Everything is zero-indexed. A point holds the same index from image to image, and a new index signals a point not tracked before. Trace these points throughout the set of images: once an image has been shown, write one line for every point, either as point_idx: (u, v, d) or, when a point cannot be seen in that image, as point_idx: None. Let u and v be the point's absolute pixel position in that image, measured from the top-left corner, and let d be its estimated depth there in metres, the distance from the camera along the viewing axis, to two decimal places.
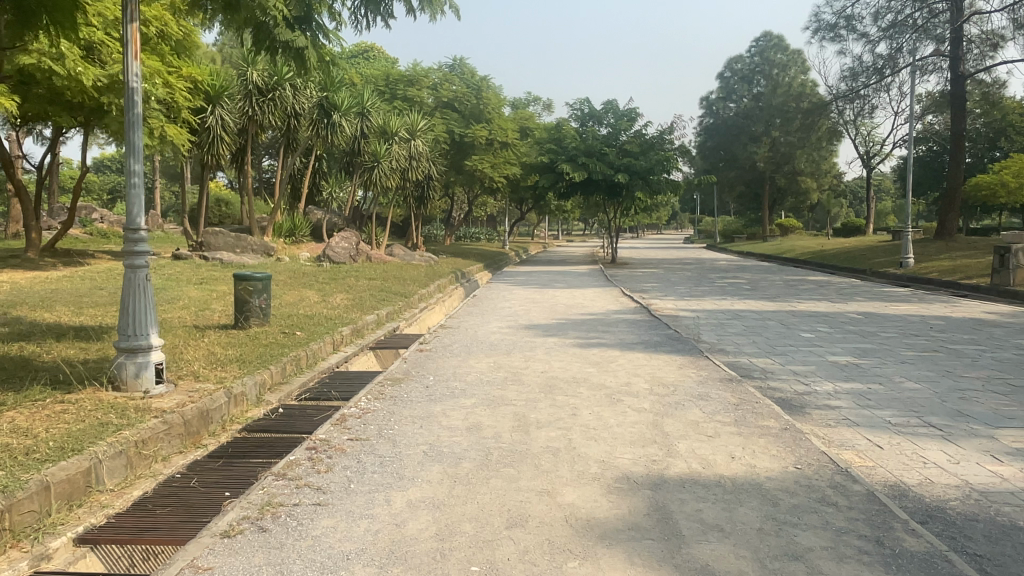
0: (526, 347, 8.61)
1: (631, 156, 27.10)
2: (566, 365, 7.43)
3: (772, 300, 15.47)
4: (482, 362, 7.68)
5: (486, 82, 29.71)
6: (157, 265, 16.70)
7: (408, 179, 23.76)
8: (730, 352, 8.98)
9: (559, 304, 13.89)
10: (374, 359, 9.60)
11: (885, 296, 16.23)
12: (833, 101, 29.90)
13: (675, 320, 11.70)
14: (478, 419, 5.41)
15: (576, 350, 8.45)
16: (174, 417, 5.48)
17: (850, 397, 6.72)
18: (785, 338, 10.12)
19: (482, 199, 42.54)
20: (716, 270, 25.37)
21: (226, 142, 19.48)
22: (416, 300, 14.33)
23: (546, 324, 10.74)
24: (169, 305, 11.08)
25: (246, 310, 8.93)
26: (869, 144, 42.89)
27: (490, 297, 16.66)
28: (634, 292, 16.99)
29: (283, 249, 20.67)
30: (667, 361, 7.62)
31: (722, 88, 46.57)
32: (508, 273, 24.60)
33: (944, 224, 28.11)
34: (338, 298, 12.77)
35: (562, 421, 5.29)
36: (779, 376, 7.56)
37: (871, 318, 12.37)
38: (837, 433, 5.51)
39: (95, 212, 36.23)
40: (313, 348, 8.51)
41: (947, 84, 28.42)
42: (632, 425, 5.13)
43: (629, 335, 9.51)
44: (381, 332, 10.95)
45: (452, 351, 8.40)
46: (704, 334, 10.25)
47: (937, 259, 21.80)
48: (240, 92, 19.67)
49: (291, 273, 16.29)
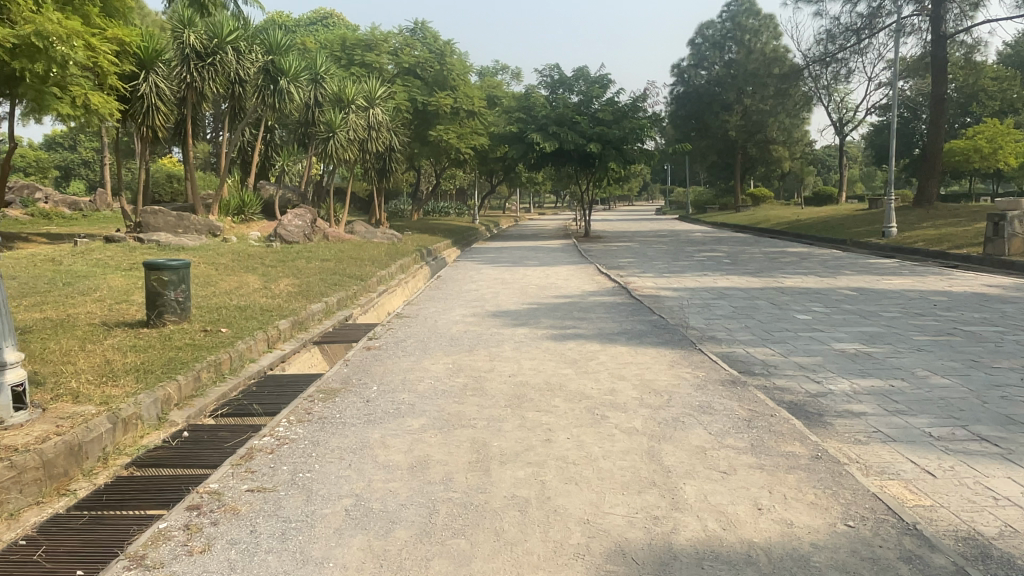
0: (490, 342, 7.40)
1: (604, 125, 25.83)
2: (537, 366, 6.27)
3: (758, 275, 14.46)
4: (439, 363, 6.46)
5: (450, 47, 28.01)
6: (86, 249, 15.15)
7: (368, 151, 22.23)
8: (722, 340, 7.89)
9: (530, 286, 12.68)
10: (317, 357, 8.37)
11: (873, 269, 15.35)
12: (809, 65, 28.93)
13: (657, 302, 10.60)
14: (424, 450, 4.22)
15: (550, 344, 7.26)
16: (27, 457, 4.18)
17: (874, 399, 5.66)
18: (780, 321, 9.09)
19: (450, 173, 41.03)
20: (693, 243, 24.40)
21: (163, 112, 17.67)
22: (374, 283, 13.04)
23: (515, 310, 9.54)
24: (81, 297, 9.63)
25: (159, 305, 7.59)
26: (843, 111, 42.20)
27: (455, 278, 15.39)
28: (610, 269, 15.86)
29: (231, 229, 19.19)
30: (656, 357, 6.48)
31: (693, 55, 45.05)
32: (478, 249, 23.40)
33: (924, 191, 27.50)
34: (282, 284, 11.40)
35: (532, 451, 4.11)
36: (785, 372, 6.49)
37: (867, 294, 11.42)
38: (875, 453, 4.43)
39: (37, 192, 33.92)
40: (239, 348, 7.26)
41: (926, 46, 27.62)
42: (623, 456, 3.98)
43: (608, 323, 8.34)
44: (329, 324, 9.67)
45: (405, 349, 7.15)
46: (691, 318, 9.15)
47: (919, 228, 21.06)
48: (177, 56, 17.87)
49: (235, 256, 14.83)
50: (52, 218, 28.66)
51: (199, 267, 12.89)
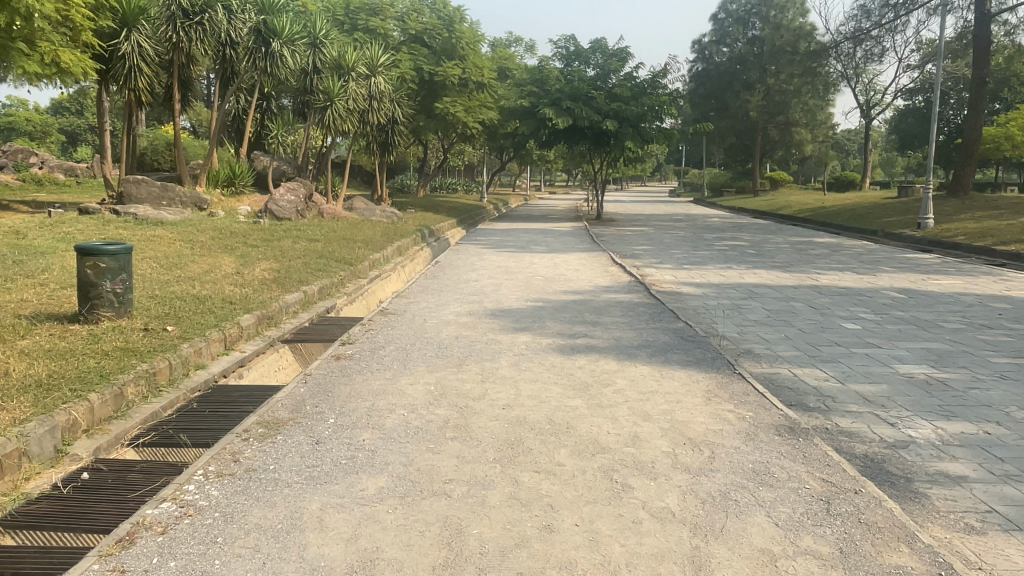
0: (485, 354, 6.15)
1: (621, 101, 24.37)
2: (540, 394, 5.01)
3: (788, 269, 13.16)
4: (420, 385, 5.22)
5: (459, 14, 26.44)
6: (57, 221, 13.96)
7: (368, 123, 20.91)
8: (761, 356, 6.67)
9: (536, 277, 11.41)
10: (284, 361, 7.19)
11: (914, 266, 13.98)
12: (840, 44, 27.22)
13: (679, 302, 9.32)
14: (373, 539, 2.99)
15: (556, 359, 5.99)
16: None
17: (972, 455, 4.39)
18: (825, 331, 7.82)
19: (459, 147, 39.69)
20: (711, 229, 23.08)
21: (146, 74, 16.33)
22: (365, 267, 11.85)
23: (517, 310, 8.30)
24: (22, 279, 8.43)
25: (92, 298, 6.37)
26: (870, 94, 40.37)
27: (456, 263, 14.14)
28: (625, 259, 14.57)
29: (219, 203, 17.97)
30: (687, 383, 5.22)
31: (716, 31, 43.14)
32: (483, 230, 22.14)
33: (959, 180, 25.91)
34: (259, 269, 10.20)
35: (524, 550, 2.88)
36: (847, 409, 5.24)
37: (917, 298, 10.10)
38: (1003, 555, 3.15)
39: (32, 156, 32.70)
40: (182, 354, 6.03)
41: (966, 26, 25.84)
42: (654, 568, 2.74)
43: (626, 332, 7.06)
44: (305, 318, 8.45)
45: (382, 361, 5.91)
46: (721, 325, 7.90)
47: (958, 220, 19.61)
48: (161, 14, 16.44)
49: (217, 233, 13.60)
50: (44, 185, 27.53)
51: (172, 246, 11.68)
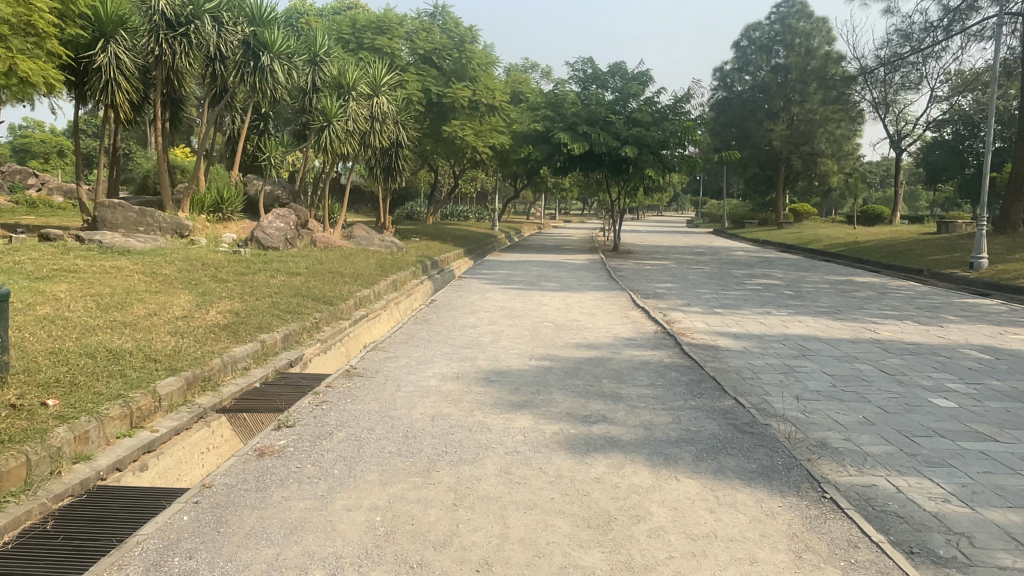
0: (466, 452, 4.45)
1: (641, 127, 22.79)
2: (536, 538, 3.29)
3: (838, 317, 11.38)
4: (360, 513, 3.53)
5: (472, 33, 25.00)
6: (12, 247, 12.57)
7: (370, 146, 19.24)
8: (845, 453, 4.89)
9: (545, 323, 9.80)
10: (215, 438, 5.51)
11: (981, 314, 12.16)
12: (874, 70, 25.47)
13: (719, 362, 7.61)
14: None
15: (564, 463, 4.29)
16: None
17: None
18: (915, 412, 6.02)
19: (473, 173, 38.54)
20: (739, 264, 21.40)
21: (126, 88, 15.10)
22: (349, 307, 10.26)
23: (518, 373, 6.64)
24: None
25: None
26: (900, 125, 38.67)
27: (456, 302, 12.56)
28: (648, 299, 12.92)
29: (203, 230, 16.55)
30: (757, 522, 3.50)
31: (738, 58, 42.06)
32: (490, 263, 20.60)
33: (1009, 216, 23.59)
34: (214, 311, 8.59)
35: None
36: (1000, 565, 3.44)
37: (1007, 360, 8.30)
38: None
39: (32, 177, 31.73)
40: (52, 444, 4.36)
41: (1010, 53, 24.04)
42: None
43: (658, 414, 5.34)
44: (256, 378, 6.80)
45: (320, 463, 4.21)
46: (776, 399, 6.15)
47: (1013, 261, 17.75)
48: (144, 25, 15.18)
49: (186, 263, 12.10)
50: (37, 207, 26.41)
51: (126, 279, 10.18)
